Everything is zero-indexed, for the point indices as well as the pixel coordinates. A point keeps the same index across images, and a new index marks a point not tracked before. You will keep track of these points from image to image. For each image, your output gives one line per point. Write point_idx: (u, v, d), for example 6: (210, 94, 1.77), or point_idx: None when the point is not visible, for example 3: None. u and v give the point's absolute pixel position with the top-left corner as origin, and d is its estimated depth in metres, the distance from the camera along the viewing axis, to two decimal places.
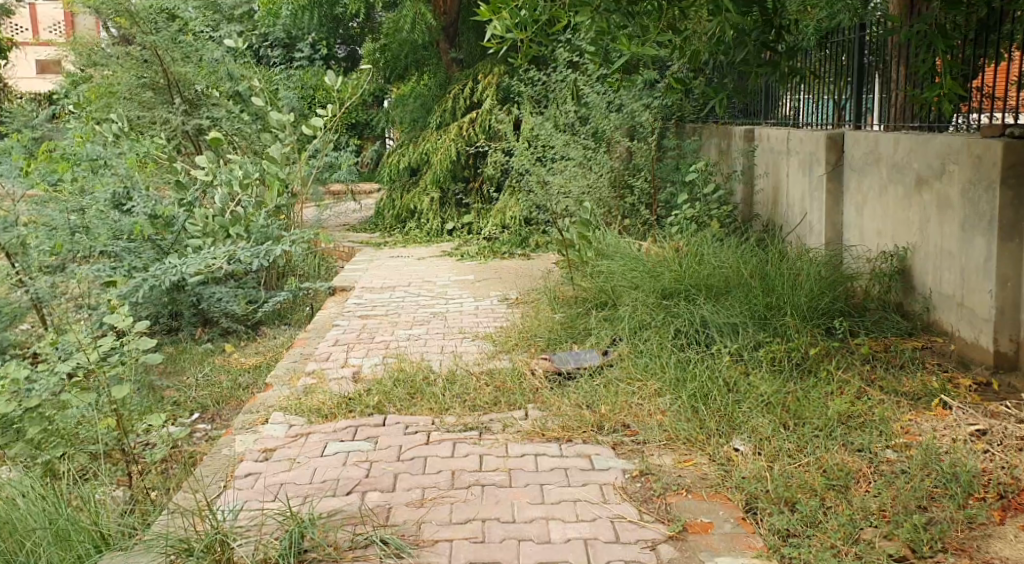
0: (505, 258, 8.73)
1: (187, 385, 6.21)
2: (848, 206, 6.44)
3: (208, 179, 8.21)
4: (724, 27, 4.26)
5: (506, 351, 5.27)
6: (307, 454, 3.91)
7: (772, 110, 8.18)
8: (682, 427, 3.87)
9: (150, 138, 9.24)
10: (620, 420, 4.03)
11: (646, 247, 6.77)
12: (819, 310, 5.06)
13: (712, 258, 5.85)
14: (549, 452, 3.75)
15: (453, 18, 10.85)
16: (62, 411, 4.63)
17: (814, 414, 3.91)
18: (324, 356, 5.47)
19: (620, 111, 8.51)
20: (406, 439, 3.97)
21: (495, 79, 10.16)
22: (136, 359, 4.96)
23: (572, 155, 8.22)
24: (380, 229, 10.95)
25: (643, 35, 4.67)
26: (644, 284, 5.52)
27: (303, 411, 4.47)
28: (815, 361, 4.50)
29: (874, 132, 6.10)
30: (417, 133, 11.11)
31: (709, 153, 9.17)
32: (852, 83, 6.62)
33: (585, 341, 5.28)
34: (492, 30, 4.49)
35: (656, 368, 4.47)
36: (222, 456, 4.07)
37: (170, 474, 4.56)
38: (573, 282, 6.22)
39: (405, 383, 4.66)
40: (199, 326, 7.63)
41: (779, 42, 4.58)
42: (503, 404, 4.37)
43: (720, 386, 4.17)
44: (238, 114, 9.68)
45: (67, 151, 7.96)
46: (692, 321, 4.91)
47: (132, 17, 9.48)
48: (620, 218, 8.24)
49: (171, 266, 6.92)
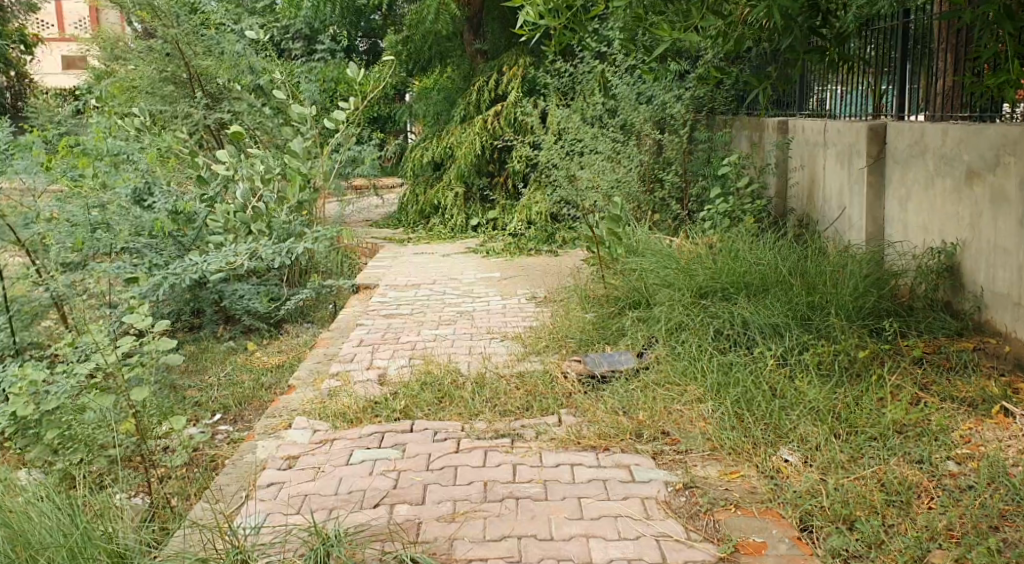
0: (532, 255, 8.52)
1: (209, 385, 6.05)
2: (889, 199, 6.20)
3: (229, 174, 8.03)
4: (771, 13, 4.00)
5: (537, 352, 5.06)
6: (332, 462, 3.73)
7: (808, 101, 7.92)
8: (727, 435, 3.65)
9: (171, 132, 9.07)
10: (660, 427, 3.82)
11: (679, 243, 6.55)
12: (865, 310, 4.82)
13: (749, 254, 5.62)
14: (586, 462, 3.54)
15: (477, 8, 10.61)
16: (81, 415, 4.47)
17: (869, 422, 3.68)
18: (348, 357, 5.29)
19: (651, 102, 8.25)
20: (435, 447, 3.78)
21: (521, 70, 9.90)
22: (156, 359, 4.81)
23: (602, 148, 7.98)
24: (403, 225, 10.78)
25: (683, 20, 4.42)
26: (679, 282, 5.30)
27: (327, 415, 4.29)
28: (864, 364, 4.26)
29: (919, 122, 5.84)
30: (440, 127, 10.91)
31: (740, 146, 8.92)
32: (895, 72, 6.36)
33: (619, 341, 5.06)
34: (524, 17, 4.26)
35: (695, 372, 4.24)
36: (243, 463, 3.91)
37: (190, 480, 4.40)
38: (603, 279, 6.01)
39: (432, 387, 4.46)
40: (221, 324, 7.48)
41: (828, 28, 4.32)
42: (534, 409, 4.17)
43: (766, 392, 3.94)
44: (261, 109, 9.51)
45: (87, 146, 7.80)
46: (732, 321, 4.68)
47: (154, 10, 9.19)
48: (650, 213, 8.02)
49: (192, 264, 6.80)
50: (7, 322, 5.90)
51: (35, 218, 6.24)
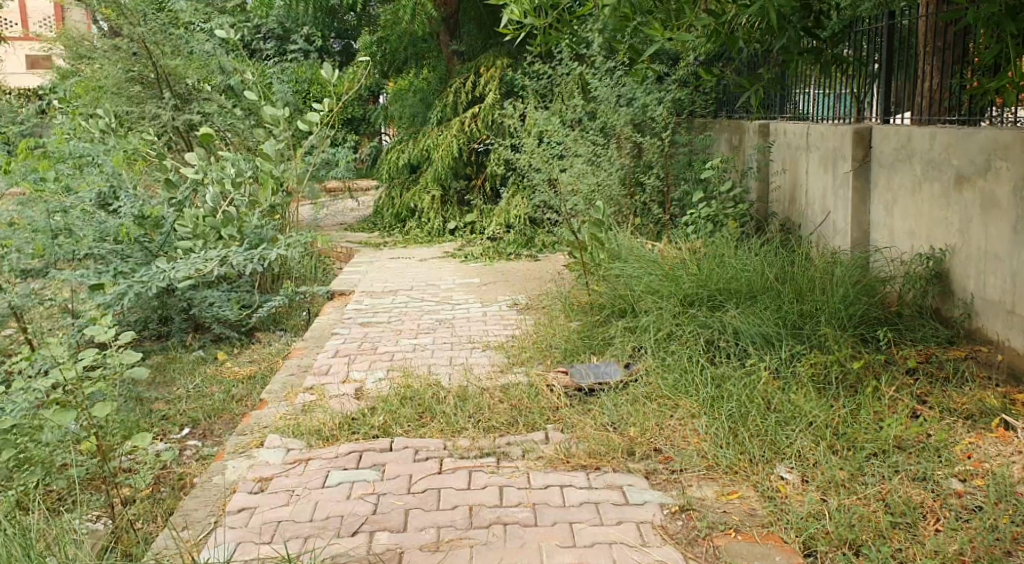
0: (511, 259, 8.35)
1: (178, 397, 5.81)
2: (875, 204, 6.08)
3: (199, 178, 7.78)
4: (765, 13, 3.83)
5: (520, 364, 4.87)
6: (307, 485, 3.54)
7: (790, 103, 7.79)
8: (722, 453, 3.49)
9: (139, 134, 8.80)
10: (651, 444, 3.65)
11: (662, 248, 6.39)
12: (857, 318, 4.65)
13: (736, 260, 5.47)
14: (577, 483, 3.37)
15: (453, 8, 10.41)
16: (39, 435, 4.24)
17: (868, 437, 3.53)
18: (323, 369, 5.08)
19: (631, 105, 8.08)
20: (417, 467, 3.59)
21: (498, 72, 9.71)
22: (120, 374, 4.55)
23: (581, 150, 7.81)
24: (379, 228, 10.58)
25: (673, 21, 4.23)
26: (666, 289, 5.14)
27: (301, 432, 4.09)
28: (859, 376, 4.10)
29: (905, 126, 5.71)
30: (416, 129, 10.72)
31: (721, 149, 8.79)
32: (880, 74, 6.22)
33: (605, 351, 4.88)
34: (507, 16, 4.06)
35: (687, 384, 4.07)
36: (213, 486, 3.71)
37: (158, 501, 4.18)
38: (587, 286, 5.84)
39: (413, 401, 4.27)
40: (190, 332, 7.23)
41: (820, 30, 4.16)
42: (520, 425, 3.99)
43: (761, 405, 3.77)
44: (231, 110, 9.30)
45: (50, 149, 7.53)
46: (722, 331, 4.51)
47: (120, 8, 8.91)
48: (631, 217, 7.86)
49: (159, 271, 6.54)
50: None
51: None
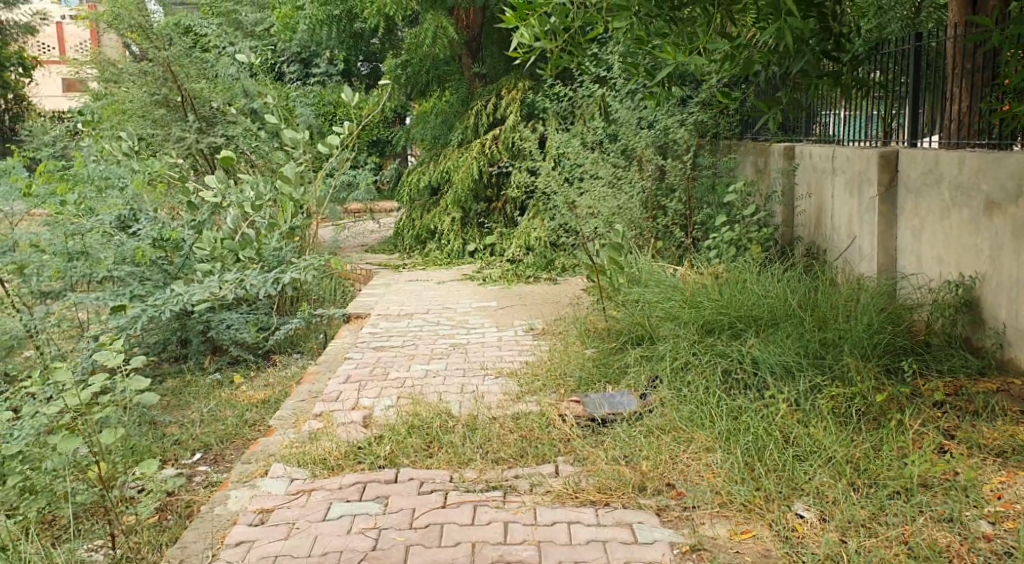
0: (530, 282, 8.26)
1: (191, 420, 5.74)
2: (902, 230, 5.92)
3: (219, 200, 7.77)
4: (781, 34, 3.72)
5: (532, 392, 4.76)
6: (308, 517, 3.45)
7: (814, 126, 7.66)
8: (737, 489, 3.35)
9: (162, 156, 8.81)
10: (664, 479, 3.52)
11: (682, 273, 6.27)
12: (882, 347, 4.47)
13: (757, 286, 5.33)
14: (584, 519, 3.25)
15: (476, 31, 10.40)
16: (46, 461, 4.20)
17: (891, 474, 3.38)
18: (333, 395, 5.00)
19: (653, 128, 7.97)
20: (421, 500, 3.49)
21: (520, 94, 9.66)
22: (129, 400, 4.44)
23: (602, 173, 7.71)
24: (400, 250, 10.53)
25: (688, 43, 4.14)
26: (684, 315, 5.01)
27: (306, 462, 3.99)
28: (882, 409, 3.94)
29: (933, 150, 5.56)
30: (438, 151, 10.67)
31: (745, 172, 8.66)
32: (907, 97, 6.08)
33: (620, 380, 4.75)
34: (518, 39, 4.00)
35: (702, 416, 3.93)
36: (215, 516, 3.63)
37: (162, 531, 4.10)
38: (604, 313, 5.72)
39: (420, 430, 4.17)
40: (208, 355, 7.17)
41: (840, 52, 4.05)
42: (530, 456, 3.87)
43: (779, 440, 3.63)
44: (255, 132, 9.24)
45: (72, 172, 7.55)
46: (741, 360, 4.37)
47: (144, 31, 9.11)
48: (653, 241, 7.73)
49: (175, 294, 6.51)
50: None
51: None
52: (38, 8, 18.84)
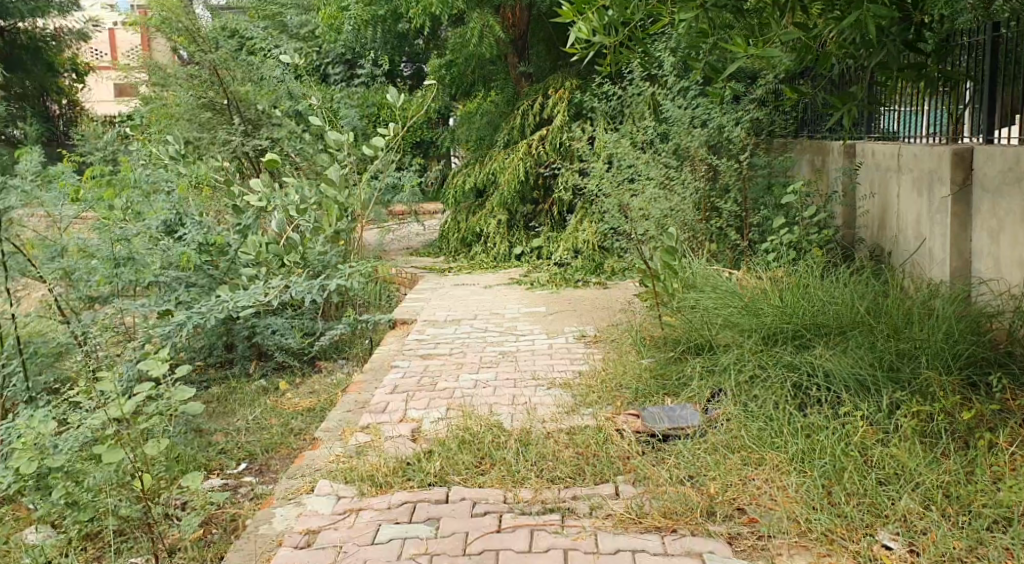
0: (579, 286, 8.03)
1: (236, 428, 5.58)
2: (977, 232, 5.60)
3: (263, 205, 7.61)
4: (863, 25, 3.46)
5: (588, 405, 4.55)
6: (355, 540, 3.26)
7: (876, 123, 7.33)
8: (816, 517, 3.10)
9: (208, 159, 8.68)
10: (734, 504, 3.29)
11: (741, 277, 6.01)
12: (964, 357, 4.12)
13: (824, 292, 5.04)
14: (649, 548, 3.04)
15: (522, 29, 10.19)
16: (88, 476, 4.02)
17: (987, 501, 3.11)
18: (380, 406, 4.83)
19: (707, 126, 7.69)
20: (475, 523, 3.29)
21: (567, 93, 9.43)
22: (173, 411, 4.27)
23: (655, 173, 7.43)
24: (445, 253, 10.36)
25: (758, 35, 3.89)
26: (747, 323, 4.75)
27: (353, 479, 3.80)
28: (969, 427, 3.65)
29: (1013, 146, 5.23)
30: (484, 152, 10.48)
31: (802, 171, 8.36)
32: (980, 92, 5.75)
33: (680, 392, 4.51)
34: (575, 35, 3.75)
35: (773, 434, 3.68)
36: (259, 537, 3.45)
37: (206, 550, 3.94)
38: (659, 319, 5.48)
39: (471, 444, 3.98)
40: (254, 360, 7.03)
41: (923, 42, 3.76)
42: (588, 475, 3.66)
43: (861, 463, 3.37)
44: (300, 134, 9.10)
45: (117, 176, 7.41)
46: (811, 373, 4.11)
47: (193, 35, 9.06)
48: (707, 243, 7.46)
49: (220, 301, 6.37)
50: (20, 365, 5.40)
51: (61, 253, 5.86)
52: (91, 13, 18.81)
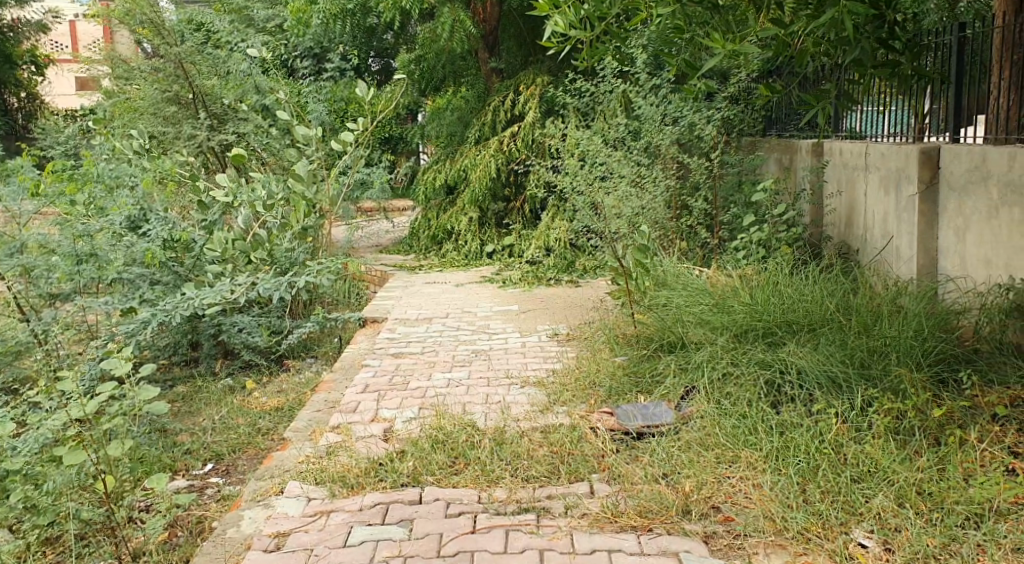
0: (551, 284, 8.00)
1: (204, 428, 5.47)
2: (943, 230, 5.64)
3: (229, 202, 7.50)
4: (839, 21, 3.45)
5: (562, 404, 4.51)
6: (326, 543, 3.21)
7: (844, 121, 7.38)
8: (792, 516, 3.11)
9: (173, 153, 8.53)
10: (710, 503, 3.28)
11: (711, 276, 6.01)
12: (934, 354, 4.15)
13: (794, 290, 5.05)
14: (625, 548, 3.02)
15: (492, 25, 10.11)
16: (49, 479, 3.91)
17: (959, 498, 3.12)
18: (351, 406, 4.76)
19: (677, 124, 7.69)
20: (449, 524, 3.25)
21: (539, 90, 9.41)
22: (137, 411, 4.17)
23: (626, 170, 7.42)
24: (415, 251, 10.28)
25: (734, 30, 3.86)
26: (718, 321, 4.75)
27: (324, 480, 3.74)
28: (939, 423, 3.67)
29: (979, 145, 5.27)
30: (454, 149, 10.42)
31: (770, 169, 8.40)
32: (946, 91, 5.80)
33: (653, 390, 4.49)
34: (551, 29, 3.71)
35: (747, 432, 3.68)
36: (226, 540, 3.37)
37: (171, 553, 3.85)
38: (631, 317, 5.46)
39: (444, 445, 3.93)
40: (220, 359, 6.92)
41: (896, 40, 3.77)
42: (563, 475, 3.63)
43: (835, 461, 3.37)
44: (267, 129, 8.97)
45: (80, 171, 7.25)
46: (783, 370, 4.11)
47: (157, 27, 8.89)
48: (678, 241, 7.47)
49: (185, 298, 6.26)
50: None
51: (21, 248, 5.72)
52: (52, 6, 18.49)
